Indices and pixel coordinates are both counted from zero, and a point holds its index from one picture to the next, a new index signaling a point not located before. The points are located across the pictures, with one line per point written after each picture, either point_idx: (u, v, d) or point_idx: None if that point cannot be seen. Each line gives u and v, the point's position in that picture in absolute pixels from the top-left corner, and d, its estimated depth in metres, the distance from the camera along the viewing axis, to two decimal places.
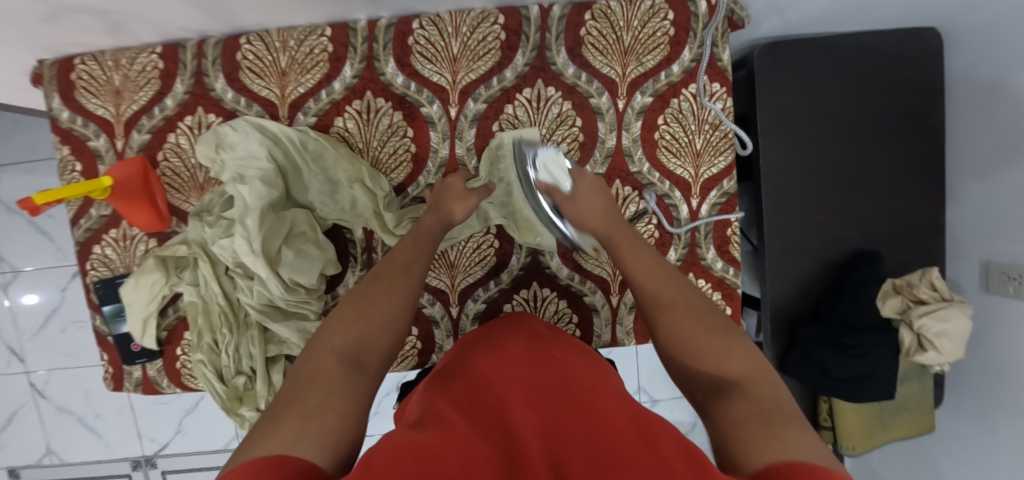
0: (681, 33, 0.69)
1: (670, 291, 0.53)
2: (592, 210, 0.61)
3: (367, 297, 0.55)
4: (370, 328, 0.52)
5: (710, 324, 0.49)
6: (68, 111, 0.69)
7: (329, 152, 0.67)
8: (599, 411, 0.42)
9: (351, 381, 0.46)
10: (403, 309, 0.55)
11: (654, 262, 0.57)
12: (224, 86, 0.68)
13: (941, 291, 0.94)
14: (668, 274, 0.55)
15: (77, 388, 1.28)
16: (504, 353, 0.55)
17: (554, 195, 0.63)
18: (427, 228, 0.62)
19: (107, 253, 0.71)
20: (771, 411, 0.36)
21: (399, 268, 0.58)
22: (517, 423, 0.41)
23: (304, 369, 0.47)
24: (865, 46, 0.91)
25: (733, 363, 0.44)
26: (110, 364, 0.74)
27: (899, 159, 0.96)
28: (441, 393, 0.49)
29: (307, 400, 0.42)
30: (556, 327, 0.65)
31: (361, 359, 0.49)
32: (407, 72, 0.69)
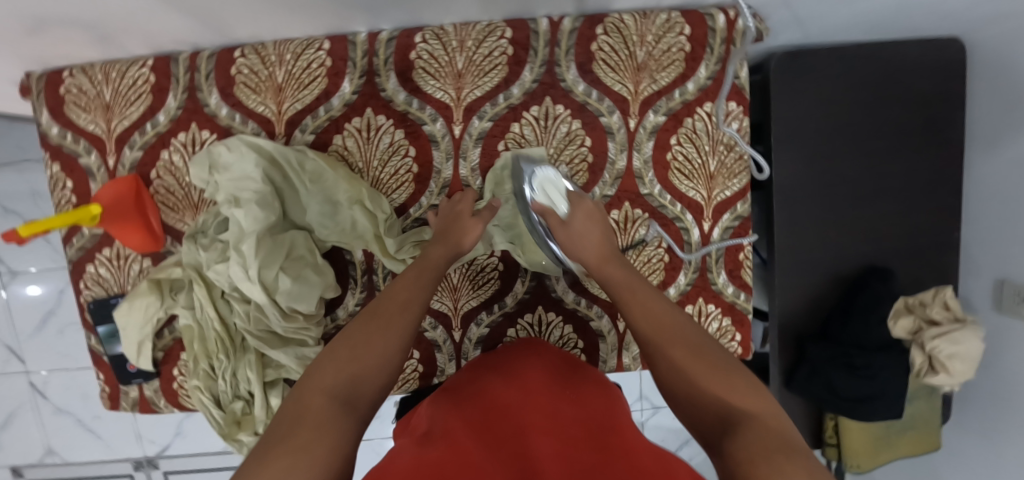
0: (698, 48, 0.66)
1: (666, 322, 0.50)
2: (587, 239, 0.58)
3: (364, 335, 0.52)
4: (365, 369, 0.49)
5: (710, 357, 0.45)
6: (57, 126, 0.66)
7: (328, 174, 0.64)
8: (599, 445, 0.39)
9: (342, 420, 0.43)
10: (393, 350, 0.52)
11: (650, 297, 0.53)
12: (219, 101, 0.65)
13: (953, 311, 0.92)
14: (664, 308, 0.51)
15: (78, 390, 1.28)
16: (512, 386, 0.53)
17: (549, 218, 0.61)
18: (433, 260, 0.60)
19: (100, 273, 0.69)
20: (782, 445, 0.33)
21: (399, 304, 0.55)
22: (520, 452, 0.39)
23: (293, 406, 0.44)
24: (889, 57, 0.87)
25: (741, 401, 0.40)
26: (106, 383, 0.73)
27: (918, 175, 0.93)
28: (451, 413, 0.48)
29: (294, 438, 0.40)
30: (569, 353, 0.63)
31: (354, 398, 0.47)
32: (410, 88, 0.66)
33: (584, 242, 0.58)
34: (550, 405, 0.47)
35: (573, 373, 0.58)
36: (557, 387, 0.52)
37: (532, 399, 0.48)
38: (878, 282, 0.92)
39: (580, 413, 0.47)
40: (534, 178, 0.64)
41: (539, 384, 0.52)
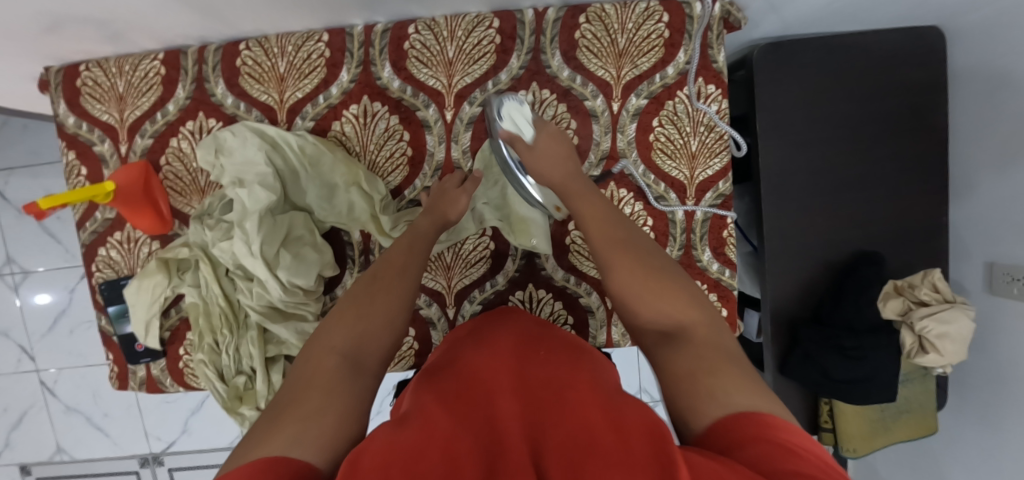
0: (676, 35, 0.70)
1: (620, 238, 0.55)
2: (549, 164, 0.61)
3: (368, 296, 0.56)
4: (370, 330, 0.53)
5: (656, 266, 0.52)
6: (74, 117, 0.71)
7: (327, 157, 0.68)
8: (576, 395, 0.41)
9: (347, 380, 0.46)
10: (400, 308, 0.56)
11: (609, 218, 0.58)
12: (224, 91, 0.69)
13: (943, 292, 0.94)
14: (618, 225, 0.57)
15: (86, 388, 1.31)
16: (490, 348, 0.54)
17: (517, 145, 0.63)
18: (422, 230, 0.63)
19: (111, 255, 0.73)
20: (715, 355, 0.41)
21: (397, 269, 0.59)
22: (495, 407, 0.41)
23: (306, 369, 0.47)
24: (866, 45, 0.90)
25: (679, 307, 0.48)
26: (115, 363, 0.76)
27: (901, 159, 0.95)
28: (425, 389, 0.47)
29: (306, 401, 0.42)
30: (547, 321, 0.64)
31: (360, 359, 0.50)
32: (404, 76, 0.69)
33: (548, 164, 0.62)
34: (530, 361, 0.50)
35: (547, 332, 0.61)
36: (538, 345, 0.54)
37: (511, 359, 0.50)
38: (868, 268, 0.93)
39: (558, 365, 0.49)
40: (501, 106, 0.63)
41: (520, 344, 0.54)
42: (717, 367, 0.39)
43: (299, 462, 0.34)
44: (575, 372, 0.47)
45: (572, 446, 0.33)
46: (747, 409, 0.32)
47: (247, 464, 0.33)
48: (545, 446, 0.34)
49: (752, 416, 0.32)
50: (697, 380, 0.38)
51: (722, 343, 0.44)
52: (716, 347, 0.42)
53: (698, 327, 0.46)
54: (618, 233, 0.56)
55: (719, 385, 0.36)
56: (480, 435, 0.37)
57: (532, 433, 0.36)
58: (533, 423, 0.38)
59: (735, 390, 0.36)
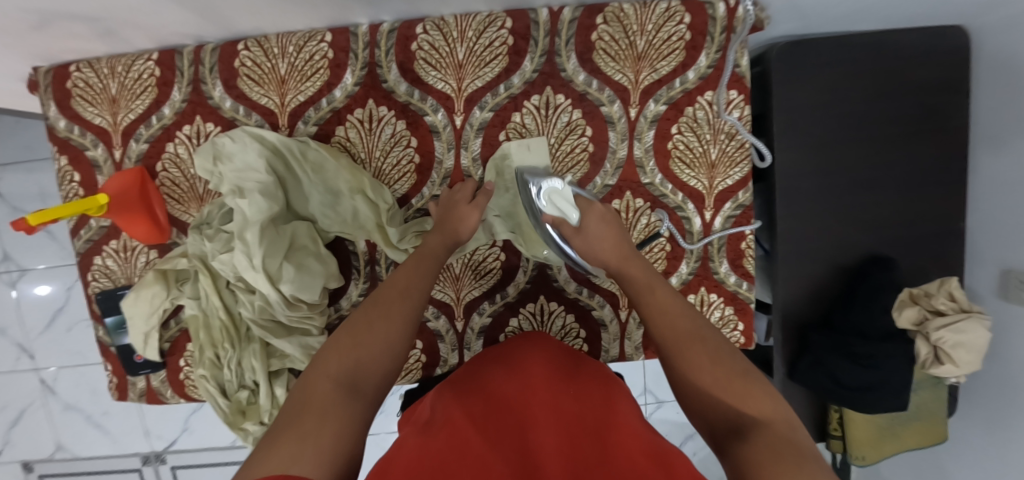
0: (698, 37, 0.66)
1: (687, 328, 0.51)
2: (603, 243, 0.59)
3: (365, 325, 0.53)
4: (368, 355, 0.50)
5: (730, 365, 0.47)
6: (65, 120, 0.67)
7: (331, 164, 0.65)
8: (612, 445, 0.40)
9: (346, 405, 0.44)
10: (399, 336, 0.54)
11: (678, 307, 0.54)
12: (222, 94, 0.66)
13: (959, 301, 0.91)
14: (687, 313, 0.53)
15: (86, 386, 1.29)
16: (518, 376, 0.53)
17: (563, 228, 0.59)
18: (432, 248, 0.61)
19: (108, 265, 0.70)
20: (788, 449, 0.34)
21: (398, 292, 0.57)
22: (531, 454, 0.39)
23: (300, 396, 0.45)
24: (890, 46, 0.87)
25: (757, 407, 0.41)
26: (114, 374, 0.74)
27: (922, 164, 0.92)
28: (455, 403, 0.48)
29: (302, 424, 0.40)
30: (575, 353, 0.62)
31: (358, 384, 0.48)
32: (411, 79, 0.66)
33: (602, 243, 0.59)
34: (555, 397, 0.48)
35: (578, 363, 0.59)
36: (562, 379, 0.53)
37: (536, 394, 0.48)
38: (880, 272, 0.91)
39: (587, 408, 0.47)
40: (542, 190, 0.59)
41: (545, 374, 0.53)
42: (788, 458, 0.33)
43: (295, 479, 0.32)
44: (605, 415, 0.46)
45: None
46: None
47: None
48: None
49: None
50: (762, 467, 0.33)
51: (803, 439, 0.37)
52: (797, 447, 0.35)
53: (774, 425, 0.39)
54: (685, 320, 0.53)
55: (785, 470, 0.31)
56: (511, 470, 0.37)
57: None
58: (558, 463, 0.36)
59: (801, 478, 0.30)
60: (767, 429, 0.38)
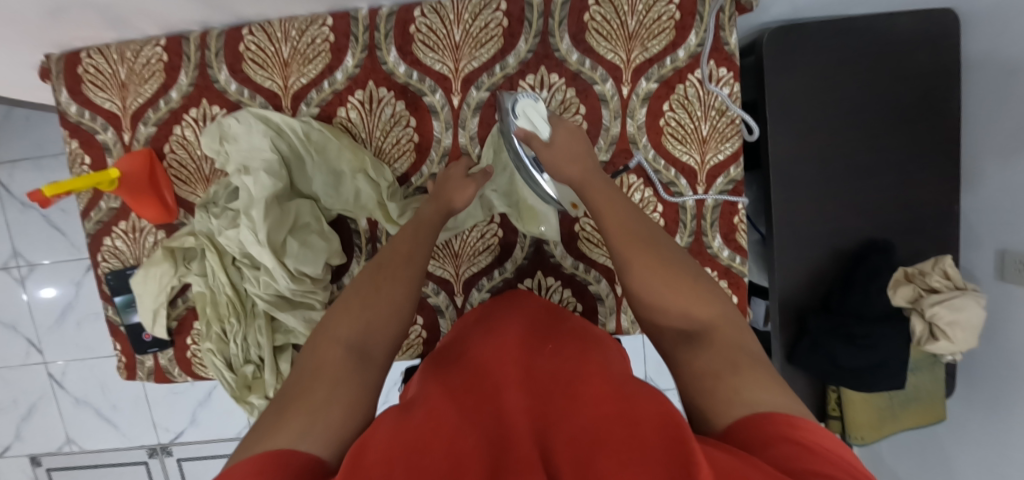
0: (687, 16, 0.68)
1: (639, 235, 0.53)
2: (569, 161, 0.58)
3: (374, 284, 0.55)
4: (378, 319, 0.52)
5: (675, 265, 0.51)
6: (76, 105, 0.70)
7: (333, 144, 0.67)
8: (588, 391, 0.40)
9: (354, 370, 0.46)
10: (405, 297, 0.56)
11: (633, 221, 0.54)
12: (228, 78, 0.68)
13: (954, 279, 0.92)
14: (641, 225, 0.54)
15: (94, 380, 1.31)
16: (498, 337, 0.54)
17: (533, 145, 0.59)
18: (428, 218, 0.62)
19: (117, 245, 0.72)
20: (741, 355, 0.41)
21: (403, 257, 0.58)
22: (507, 407, 0.41)
23: (312, 361, 0.47)
24: (879, 29, 0.89)
25: (702, 307, 0.48)
26: (123, 353, 0.75)
27: (913, 144, 0.93)
28: (434, 380, 0.48)
29: (313, 394, 0.42)
30: (557, 305, 0.64)
31: (367, 349, 0.49)
32: (409, 61, 0.68)
33: (565, 162, 0.58)
34: (535, 358, 0.49)
35: (557, 321, 0.60)
36: (545, 341, 0.53)
37: (515, 356, 0.49)
38: (877, 256, 0.93)
39: (571, 360, 0.48)
40: (517, 104, 0.61)
41: (525, 338, 0.53)
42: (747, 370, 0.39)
43: (305, 456, 0.34)
44: (589, 365, 0.47)
45: (587, 443, 0.32)
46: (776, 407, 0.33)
47: (250, 460, 0.33)
48: (555, 448, 0.33)
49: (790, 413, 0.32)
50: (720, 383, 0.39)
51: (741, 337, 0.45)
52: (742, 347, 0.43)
53: (718, 326, 0.46)
54: (641, 234, 0.53)
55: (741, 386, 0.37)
56: (487, 431, 0.37)
57: (544, 435, 0.35)
58: (545, 425, 0.37)
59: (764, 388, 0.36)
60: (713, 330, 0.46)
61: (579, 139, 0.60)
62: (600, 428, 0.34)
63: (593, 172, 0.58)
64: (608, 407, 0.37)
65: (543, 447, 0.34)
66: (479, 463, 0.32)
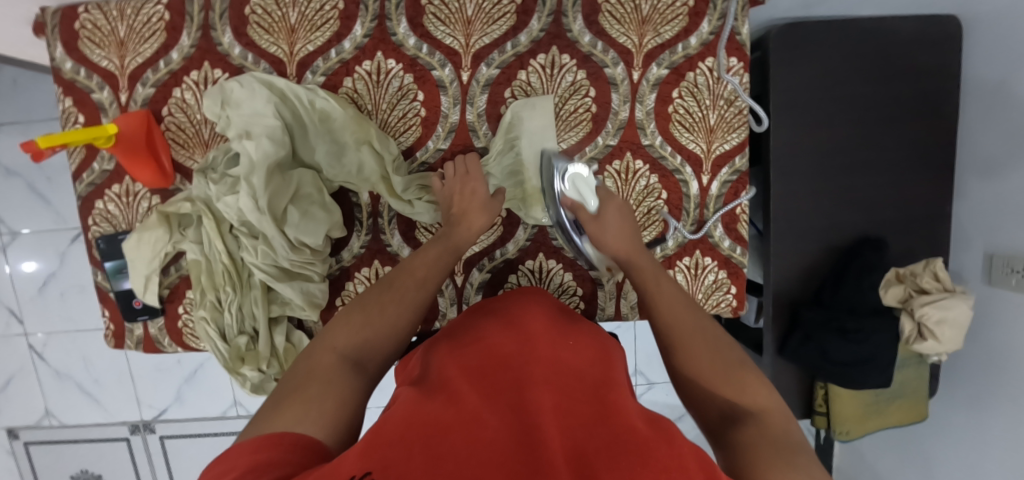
0: (701, 4, 0.68)
1: (693, 328, 0.57)
2: (615, 233, 0.64)
3: (380, 304, 0.55)
4: (376, 335, 0.52)
5: (729, 358, 0.53)
6: (71, 62, 0.67)
7: (338, 113, 0.65)
8: (617, 402, 0.42)
9: (350, 377, 0.45)
10: (403, 321, 0.54)
11: (684, 305, 0.60)
12: (232, 41, 0.66)
13: (943, 281, 0.94)
14: (689, 307, 0.59)
15: (76, 354, 1.28)
16: (515, 326, 0.55)
17: (579, 213, 0.65)
18: (454, 242, 0.62)
19: (109, 209, 0.70)
20: (792, 443, 0.40)
21: (416, 281, 0.58)
22: (526, 388, 0.42)
23: (305, 365, 0.46)
24: (884, 30, 0.89)
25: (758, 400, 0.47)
26: (112, 320, 0.73)
27: (909, 146, 0.94)
28: (451, 364, 0.50)
29: (305, 391, 0.41)
30: (569, 307, 0.65)
31: (362, 361, 0.48)
32: (420, 33, 0.67)
33: (613, 236, 0.64)
34: (553, 351, 0.50)
35: (571, 321, 0.61)
36: (564, 336, 0.54)
37: (537, 347, 0.50)
38: (871, 251, 0.93)
39: (589, 367, 0.49)
40: (566, 174, 0.65)
41: (547, 330, 0.54)
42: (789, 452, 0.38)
43: (296, 438, 0.33)
44: (610, 380, 0.48)
45: (617, 448, 0.33)
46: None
47: (248, 441, 0.32)
48: (579, 440, 0.35)
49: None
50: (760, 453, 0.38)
51: (788, 424, 0.44)
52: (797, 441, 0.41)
53: (772, 415, 0.45)
54: (689, 317, 0.58)
55: (780, 461, 0.36)
56: (503, 411, 0.39)
57: (564, 424, 0.37)
58: (567, 414, 0.39)
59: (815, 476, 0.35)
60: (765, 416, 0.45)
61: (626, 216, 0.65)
62: (628, 433, 0.35)
63: (643, 254, 0.64)
64: (641, 425, 0.38)
65: (566, 434, 0.36)
66: (493, 446, 0.34)
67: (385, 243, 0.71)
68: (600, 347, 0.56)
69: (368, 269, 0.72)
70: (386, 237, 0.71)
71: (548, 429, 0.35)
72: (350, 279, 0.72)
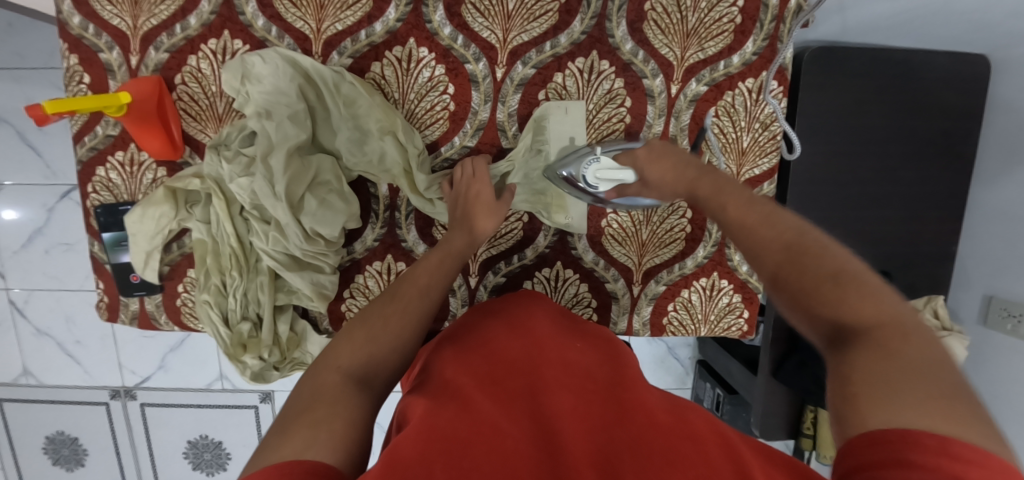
0: (748, 22, 0.66)
1: (783, 235, 0.45)
2: (660, 166, 0.62)
3: (383, 317, 0.52)
4: (381, 350, 0.49)
5: (847, 264, 0.39)
6: (80, 17, 0.62)
7: (364, 99, 0.62)
8: (636, 400, 0.39)
9: (357, 398, 0.43)
10: (408, 334, 0.52)
11: (747, 209, 0.50)
12: (255, 11, 0.62)
13: (941, 320, 0.88)
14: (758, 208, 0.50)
15: (59, 313, 1.21)
16: (519, 327, 0.52)
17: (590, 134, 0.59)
18: (456, 247, 0.61)
19: (111, 178, 0.66)
20: (942, 365, 0.28)
21: (418, 290, 0.56)
22: (544, 399, 0.40)
23: (310, 384, 0.44)
24: (914, 65, 0.81)
25: (891, 306, 0.34)
26: (106, 293, 0.70)
27: (924, 184, 0.87)
28: (456, 367, 0.46)
29: (312, 412, 0.39)
30: (570, 312, 0.59)
31: (369, 378, 0.47)
32: (456, 23, 0.63)
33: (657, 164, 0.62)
34: (562, 353, 0.47)
35: (576, 325, 0.56)
36: (573, 336, 0.51)
37: (546, 350, 0.47)
38: None
39: (600, 364, 0.46)
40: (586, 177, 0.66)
41: (554, 331, 0.51)
42: (926, 378, 0.27)
43: (308, 465, 0.32)
44: (624, 373, 0.45)
45: (645, 462, 0.31)
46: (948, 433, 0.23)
47: (257, 472, 0.31)
48: (610, 458, 0.33)
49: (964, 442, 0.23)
50: (874, 374, 0.29)
51: (927, 345, 0.30)
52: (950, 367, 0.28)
53: (919, 331, 0.32)
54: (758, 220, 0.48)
55: (887, 397, 0.27)
56: (521, 425, 0.36)
57: (590, 441, 0.35)
58: (590, 428, 0.36)
59: (970, 424, 0.24)
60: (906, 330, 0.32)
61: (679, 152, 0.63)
62: (659, 440, 0.33)
63: (710, 173, 0.58)
64: (663, 423, 0.36)
65: (593, 454, 0.33)
66: (523, 467, 0.31)
67: (399, 238, 0.69)
68: (609, 344, 0.53)
69: (380, 263, 0.69)
70: (401, 232, 0.69)
71: (575, 451, 0.33)
72: (361, 272, 0.69)
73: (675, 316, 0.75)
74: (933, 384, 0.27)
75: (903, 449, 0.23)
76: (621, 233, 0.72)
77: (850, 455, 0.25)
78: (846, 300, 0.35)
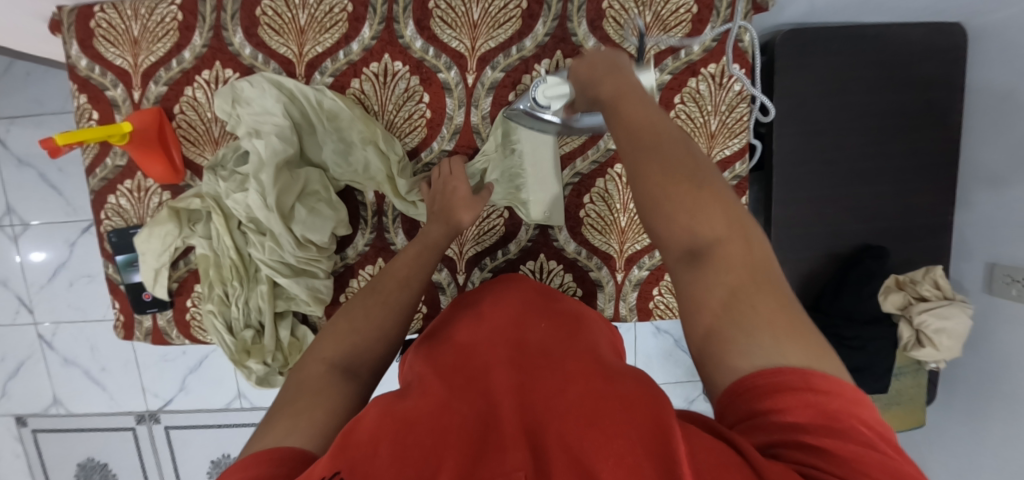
0: (705, 10, 0.69)
1: (652, 126, 0.41)
2: (588, 73, 0.53)
3: (364, 310, 0.56)
4: (362, 341, 0.52)
5: (690, 169, 0.38)
6: (86, 60, 0.69)
7: (345, 112, 0.67)
8: (582, 371, 0.41)
9: (340, 385, 0.46)
10: (389, 323, 0.55)
11: (646, 103, 0.44)
12: (242, 41, 0.68)
13: (944, 289, 0.83)
14: (644, 101, 0.44)
15: (84, 342, 1.27)
16: (487, 319, 0.53)
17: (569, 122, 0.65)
18: (433, 238, 0.63)
19: (121, 203, 0.72)
20: (761, 278, 0.34)
21: (399, 282, 0.59)
22: (496, 382, 0.41)
23: (297, 378, 0.47)
24: (886, 39, 0.81)
25: (720, 216, 0.36)
26: (121, 312, 0.75)
27: (908, 155, 0.85)
28: (426, 361, 0.48)
29: (295, 403, 0.42)
30: (551, 291, 0.61)
31: (354, 367, 0.50)
32: (426, 36, 0.68)
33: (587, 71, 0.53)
34: (523, 336, 0.49)
35: (549, 301, 0.58)
36: (537, 316, 0.53)
37: (506, 336, 0.49)
38: (873, 260, 0.83)
39: (559, 340, 0.48)
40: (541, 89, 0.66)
41: (516, 316, 0.53)
42: (756, 305, 0.32)
43: (287, 450, 0.35)
44: (578, 347, 0.46)
45: (575, 424, 0.32)
46: (806, 366, 0.29)
47: (241, 460, 0.35)
48: (546, 425, 0.34)
49: (820, 373, 0.28)
50: (721, 321, 0.33)
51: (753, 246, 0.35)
52: (763, 268, 0.34)
53: (743, 237, 0.36)
54: (643, 110, 0.43)
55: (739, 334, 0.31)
56: (472, 402, 0.38)
57: (532, 413, 0.36)
58: (534, 401, 0.37)
59: (798, 341, 0.30)
60: (733, 242, 0.35)
61: (613, 57, 0.53)
62: (593, 406, 0.34)
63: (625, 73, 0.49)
64: (604, 388, 0.37)
65: (533, 423, 0.34)
66: (464, 441, 0.32)
67: (389, 241, 0.73)
68: (575, 319, 0.54)
69: (372, 267, 0.73)
70: (390, 235, 0.73)
71: (514, 423, 0.34)
72: (355, 276, 0.73)
73: (661, 300, 0.77)
74: (764, 308, 0.32)
75: (770, 399, 0.28)
76: (599, 221, 0.74)
77: (733, 405, 0.30)
78: (687, 218, 0.37)
